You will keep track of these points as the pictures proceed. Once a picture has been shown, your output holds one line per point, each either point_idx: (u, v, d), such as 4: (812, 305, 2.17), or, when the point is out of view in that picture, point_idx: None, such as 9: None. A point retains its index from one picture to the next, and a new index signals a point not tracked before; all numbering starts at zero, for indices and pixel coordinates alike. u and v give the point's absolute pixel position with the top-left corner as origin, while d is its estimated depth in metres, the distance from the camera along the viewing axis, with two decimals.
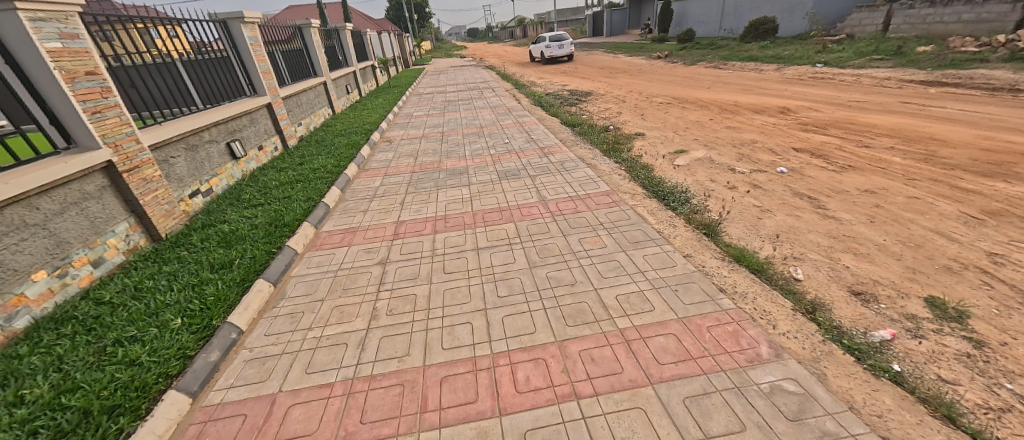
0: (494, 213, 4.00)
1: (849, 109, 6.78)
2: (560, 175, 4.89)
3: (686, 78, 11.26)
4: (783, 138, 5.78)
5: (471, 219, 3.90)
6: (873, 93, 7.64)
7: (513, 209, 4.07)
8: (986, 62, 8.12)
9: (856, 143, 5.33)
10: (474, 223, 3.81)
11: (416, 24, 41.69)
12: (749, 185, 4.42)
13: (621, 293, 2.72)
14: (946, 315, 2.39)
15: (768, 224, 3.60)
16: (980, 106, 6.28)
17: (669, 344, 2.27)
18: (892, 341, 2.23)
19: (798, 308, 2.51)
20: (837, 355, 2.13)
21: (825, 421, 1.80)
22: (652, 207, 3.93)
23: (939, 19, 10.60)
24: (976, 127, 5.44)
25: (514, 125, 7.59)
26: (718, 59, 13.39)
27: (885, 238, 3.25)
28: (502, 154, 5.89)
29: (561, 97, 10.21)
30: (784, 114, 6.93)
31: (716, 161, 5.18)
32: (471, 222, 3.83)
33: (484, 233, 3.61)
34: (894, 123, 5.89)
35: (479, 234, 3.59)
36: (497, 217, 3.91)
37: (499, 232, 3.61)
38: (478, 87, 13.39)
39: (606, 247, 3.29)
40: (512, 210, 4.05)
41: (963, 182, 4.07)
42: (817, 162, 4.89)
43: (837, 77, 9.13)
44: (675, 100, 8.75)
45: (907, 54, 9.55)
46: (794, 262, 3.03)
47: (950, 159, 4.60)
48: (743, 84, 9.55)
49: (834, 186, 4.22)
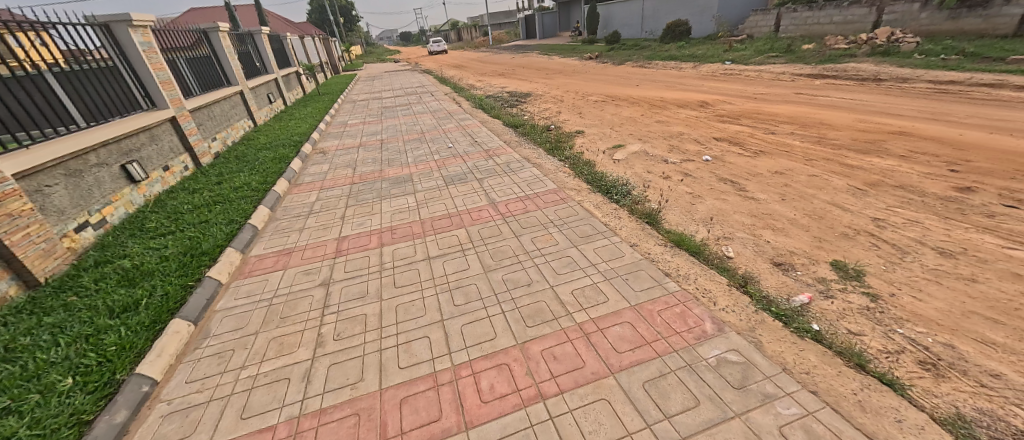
0: (443, 220, 3.90)
1: (755, 100, 7.60)
2: (507, 176, 4.89)
3: (617, 77, 11.88)
4: (705, 130, 6.31)
5: (420, 227, 3.77)
6: (773, 86, 8.63)
7: (463, 213, 4.00)
8: (855, 57, 9.55)
9: (764, 130, 5.99)
10: (425, 231, 3.69)
11: (340, 27, 39.41)
12: (681, 174, 4.75)
13: (576, 288, 2.78)
14: (848, 275, 2.76)
15: (700, 209, 3.89)
16: (855, 93, 7.34)
17: (625, 333, 2.36)
18: (810, 304, 2.51)
19: (732, 283, 2.75)
20: (768, 323, 2.36)
21: (765, 385, 1.99)
22: (597, 201, 4.08)
23: (816, 21, 12.28)
24: (854, 112, 6.35)
25: (457, 129, 7.47)
26: (643, 58, 14.32)
27: (794, 212, 3.68)
28: (447, 159, 5.76)
29: (501, 99, 10.25)
30: (704, 107, 7.56)
31: (651, 153, 5.52)
32: (420, 231, 3.69)
33: (435, 241, 3.51)
34: (792, 111, 6.69)
35: (430, 242, 3.49)
36: (448, 222, 3.82)
37: (451, 238, 3.53)
38: (415, 92, 13.03)
39: (558, 243, 3.35)
40: (461, 214, 3.99)
41: (848, 159, 4.73)
42: (734, 149, 5.40)
43: (743, 73, 10.17)
44: (609, 98, 9.19)
45: (796, 52, 10.94)
46: (725, 242, 3.31)
47: (836, 140, 5.32)
48: (667, 81, 10.30)
49: (751, 170, 4.68)
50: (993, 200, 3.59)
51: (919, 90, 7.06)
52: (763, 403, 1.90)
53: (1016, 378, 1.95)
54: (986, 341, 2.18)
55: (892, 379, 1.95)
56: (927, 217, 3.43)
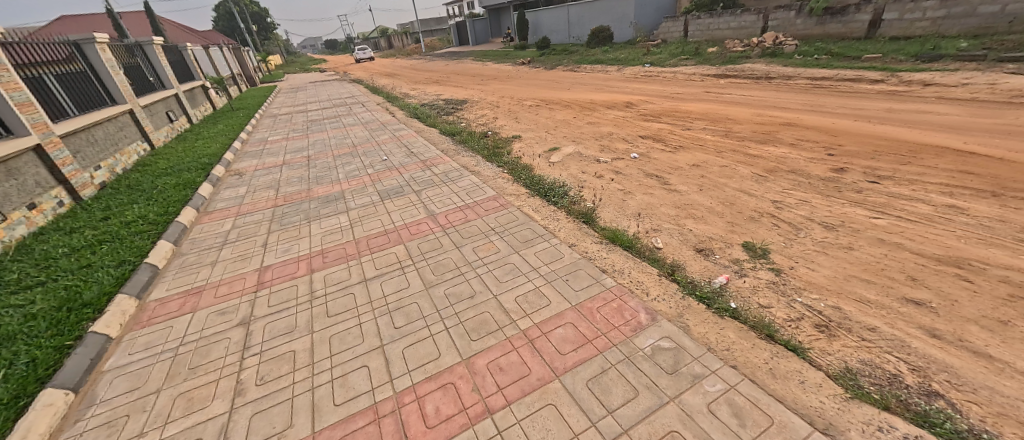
0: (378, 237, 3.73)
1: (673, 100, 8.22)
2: (445, 186, 4.81)
3: (549, 81, 12.24)
4: (631, 129, 6.70)
5: (354, 248, 3.58)
6: (686, 85, 9.40)
7: (400, 229, 3.87)
8: (752, 58, 10.70)
9: (681, 127, 6.49)
10: (359, 252, 3.50)
11: (255, 35, 36.44)
12: (612, 172, 4.99)
13: (519, 294, 2.79)
14: (757, 254, 3.13)
15: (631, 204, 4.12)
16: (753, 90, 8.23)
17: (568, 333, 2.41)
18: (727, 284, 2.82)
19: (662, 272, 2.94)
20: (693, 308, 2.57)
21: (694, 367, 2.16)
22: (536, 205, 4.14)
23: (717, 27, 13.59)
24: (753, 106, 7.11)
25: (390, 140, 7.22)
26: (572, 63, 14.87)
27: (711, 201, 4.03)
28: (381, 172, 5.54)
29: (436, 107, 10.09)
30: (629, 107, 8.02)
31: (584, 154, 5.74)
32: (353, 253, 3.50)
33: (371, 261, 3.35)
34: (704, 108, 7.34)
35: (365, 263, 3.32)
36: (384, 240, 3.67)
37: (389, 257, 3.39)
38: (345, 102, 12.42)
39: (500, 251, 3.35)
40: (398, 229, 3.85)
41: (751, 149, 5.28)
42: (658, 146, 5.79)
43: (661, 74, 10.97)
44: (542, 102, 9.42)
45: (703, 54, 12.01)
46: (654, 234, 3.53)
47: (740, 132, 5.92)
48: (595, 84, 10.79)
49: (672, 164, 5.05)
50: (861, 177, 4.21)
51: (802, 85, 8.08)
52: (693, 384, 2.05)
53: (885, 329, 2.37)
54: (863, 300, 2.60)
55: (794, 345, 2.25)
56: (815, 197, 3.94)
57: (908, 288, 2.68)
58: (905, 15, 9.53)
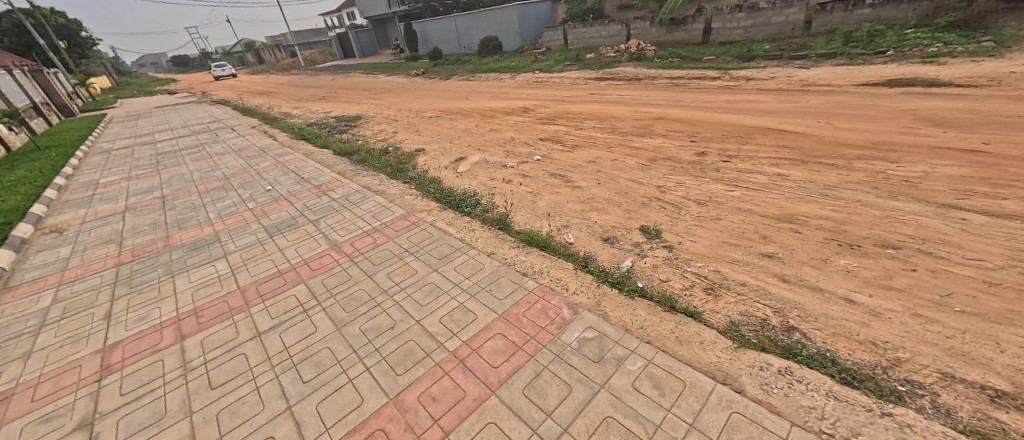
0: (270, 281, 3.30)
1: (564, 102, 8.80)
2: (347, 211, 4.46)
3: (445, 91, 12.18)
4: (531, 132, 6.98)
5: (239, 299, 3.10)
6: (574, 89, 10.15)
7: (297, 266, 3.47)
8: (624, 62, 11.97)
9: (575, 127, 6.97)
10: (247, 303, 3.05)
11: (74, 55, 29.68)
12: (519, 176, 5.14)
13: (442, 315, 2.70)
14: (652, 235, 3.56)
15: (541, 205, 4.29)
16: (629, 90, 9.21)
17: (498, 345, 2.40)
18: (633, 266, 3.15)
19: (576, 266, 3.11)
20: (608, 295, 2.77)
21: (617, 350, 2.31)
22: (448, 218, 4.07)
23: (591, 35, 14.93)
24: (631, 104, 7.96)
25: (274, 166, 6.46)
26: (466, 72, 15.02)
27: (609, 193, 4.39)
28: (265, 204, 4.92)
29: (325, 126, 9.32)
30: (526, 112, 8.37)
31: (490, 161, 5.81)
32: (239, 305, 3.03)
33: (263, 311, 2.93)
34: (592, 109, 7.99)
35: (256, 314, 2.90)
36: (278, 282, 3.26)
37: (286, 301, 3.01)
38: (211, 128, 10.77)
39: (418, 272, 3.21)
40: (295, 267, 3.45)
41: (635, 142, 5.89)
42: (557, 146, 6.13)
43: (550, 79, 11.67)
44: (441, 113, 9.32)
45: (583, 60, 13.09)
46: (565, 230, 3.73)
47: (624, 128, 6.57)
48: (491, 92, 11.03)
49: (572, 163, 5.38)
50: (718, 158, 4.97)
51: (666, 82, 9.28)
52: (618, 367, 2.20)
53: (752, 281, 2.94)
54: (734, 260, 3.17)
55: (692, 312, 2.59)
56: (689, 178, 4.55)
57: (762, 245, 3.32)
58: (726, 24, 11.86)
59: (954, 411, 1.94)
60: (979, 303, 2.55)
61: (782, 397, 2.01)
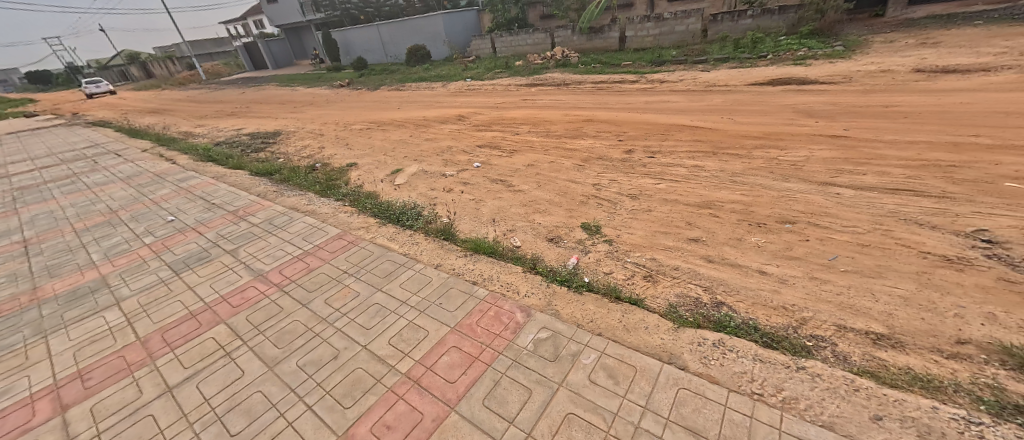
0: (181, 325, 2.94)
1: (497, 109, 8.94)
2: (271, 236, 4.14)
3: (374, 102, 11.78)
4: (468, 140, 7.00)
5: (140, 352, 2.72)
6: (505, 95, 10.35)
7: (215, 305, 3.14)
8: (551, 68, 12.46)
9: (511, 132, 7.12)
10: (150, 355, 2.68)
11: None
12: (460, 184, 5.14)
13: (391, 336, 2.61)
14: (593, 231, 3.76)
15: (484, 211, 4.34)
16: (558, 95, 9.61)
17: (453, 359, 2.39)
18: (578, 262, 3.30)
19: (526, 268, 3.20)
20: (559, 293, 2.88)
21: (570, 346, 2.41)
22: (390, 233, 3.96)
23: (519, 43, 15.34)
24: (562, 108, 8.31)
25: (177, 193, 5.78)
26: (395, 82, 14.65)
27: (549, 194, 4.56)
28: (167, 239, 4.39)
29: (241, 145, 8.55)
30: (461, 120, 8.37)
31: (429, 171, 5.74)
32: (140, 359, 2.65)
33: (173, 361, 2.60)
34: (525, 114, 8.21)
35: (163, 366, 2.56)
36: (190, 326, 2.91)
37: (202, 346, 2.70)
38: (94, 153, 9.37)
39: (360, 294, 3.07)
40: (212, 306, 3.12)
41: (568, 143, 6.16)
42: (495, 152, 6.22)
43: (482, 87, 11.79)
44: (372, 124, 9.00)
45: (513, 67, 13.40)
46: (511, 235, 3.82)
47: (557, 131, 6.85)
48: (423, 101, 10.88)
49: (511, 167, 5.50)
50: (644, 155, 5.37)
51: (591, 87, 9.82)
52: (573, 363, 2.29)
53: (683, 265, 3.22)
54: (666, 247, 3.45)
55: (635, 300, 2.79)
56: (620, 175, 4.86)
57: (688, 231, 3.65)
58: (638, 32, 12.83)
59: (850, 356, 2.31)
60: (858, 262, 3.05)
61: (719, 367, 2.24)
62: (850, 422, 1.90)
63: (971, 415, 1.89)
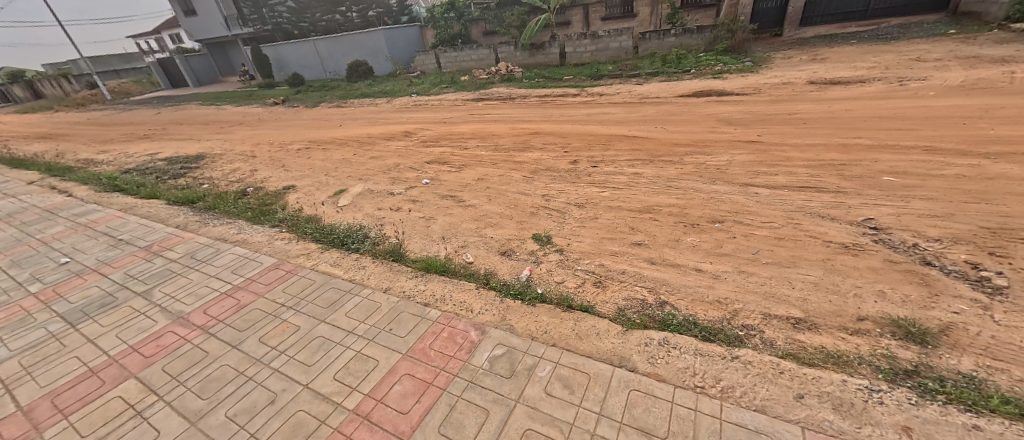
0: (79, 386, 2.59)
1: (444, 124, 8.91)
2: (193, 273, 3.80)
3: (314, 120, 11.29)
4: (415, 156, 6.90)
5: (21, 425, 2.35)
6: (452, 110, 10.34)
7: (122, 357, 2.81)
8: (497, 83, 12.67)
9: (459, 147, 7.12)
10: (36, 427, 2.32)
11: None
12: (409, 202, 5.05)
13: (336, 371, 2.49)
14: (544, 241, 3.84)
15: (435, 228, 4.29)
16: (505, 108, 9.78)
17: (406, 387, 2.32)
18: (531, 274, 3.36)
19: (479, 285, 3.20)
20: (512, 307, 2.91)
21: (526, 360, 2.43)
22: (333, 258, 3.79)
23: (464, 59, 15.48)
24: (509, 122, 8.45)
25: (76, 230, 5.14)
26: (336, 98, 14.16)
27: (500, 207, 4.60)
28: (59, 286, 3.87)
29: (159, 171, 7.81)
30: (407, 136, 8.24)
31: (375, 190, 5.59)
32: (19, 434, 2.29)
33: (66, 430, 2.28)
34: (473, 128, 8.25)
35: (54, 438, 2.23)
36: (90, 386, 2.57)
37: (105, 409, 2.39)
38: None
39: (301, 328, 2.90)
40: (119, 360, 2.79)
41: (516, 156, 6.27)
42: (444, 168, 6.18)
43: (429, 102, 11.71)
44: (312, 144, 8.61)
45: (459, 82, 13.47)
46: (463, 251, 3.81)
47: (505, 144, 6.95)
48: (367, 118, 10.59)
49: (461, 182, 5.49)
50: (588, 165, 5.59)
51: (536, 100, 10.10)
52: (529, 377, 2.31)
53: (629, 268, 3.37)
54: (613, 253, 3.60)
55: (586, 307, 2.88)
56: (567, 185, 5.03)
57: (632, 235, 3.84)
58: (577, 48, 13.42)
59: (776, 342, 2.54)
60: (779, 254, 3.37)
61: (666, 365, 2.36)
62: (778, 403, 2.08)
63: (872, 384, 2.16)
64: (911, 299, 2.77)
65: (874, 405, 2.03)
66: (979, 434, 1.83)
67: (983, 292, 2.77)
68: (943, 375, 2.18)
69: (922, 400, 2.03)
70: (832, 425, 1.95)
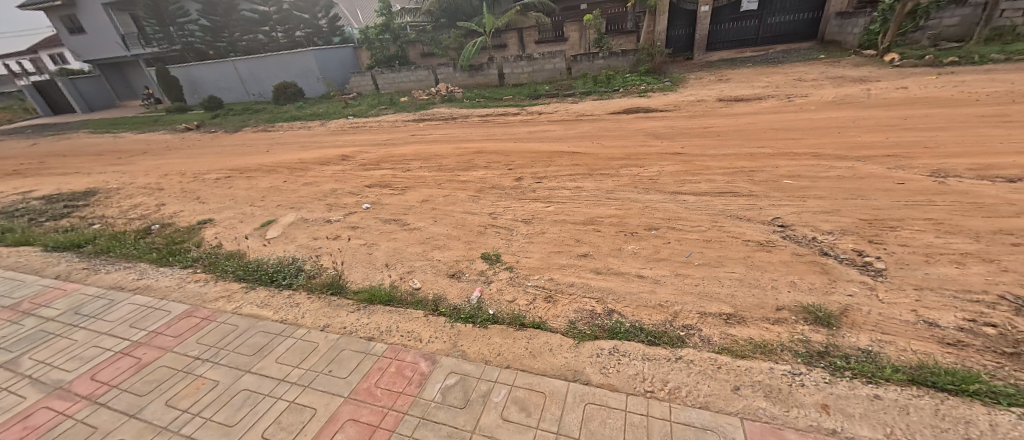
0: None
1: (385, 146, 8.67)
2: (79, 331, 3.26)
3: (237, 146, 10.44)
4: (354, 180, 6.61)
5: None
6: (392, 132, 10.09)
7: None
8: (437, 104, 12.64)
9: (401, 169, 6.95)
10: None
11: None
12: (348, 229, 4.80)
13: (266, 427, 2.24)
14: (493, 259, 3.81)
15: (379, 255, 4.10)
16: (447, 128, 9.74)
17: (350, 433, 2.14)
18: (482, 295, 3.30)
19: (427, 311, 3.08)
20: (464, 331, 2.83)
21: (480, 386, 2.36)
22: (260, 299, 3.45)
23: (402, 80, 15.31)
24: (452, 141, 8.41)
25: None
26: (262, 122, 13.24)
27: (446, 228, 4.52)
28: None
29: (37, 211, 6.72)
30: (345, 160, 7.89)
31: (309, 219, 5.25)
32: None
33: None
34: (415, 149, 8.10)
35: None
36: None
37: None
38: None
39: (221, 383, 2.59)
40: None
41: (461, 176, 6.24)
42: (385, 191, 5.97)
43: (367, 124, 11.35)
44: (233, 172, 7.93)
45: (398, 103, 13.25)
46: (409, 277, 3.66)
47: (449, 164, 6.89)
48: (298, 143, 10.00)
49: (404, 205, 5.33)
50: (532, 181, 5.70)
51: (478, 120, 10.19)
52: (485, 404, 2.24)
53: (576, 280, 3.44)
54: (561, 266, 3.66)
55: (537, 323, 2.87)
56: (512, 202, 5.07)
57: (577, 247, 3.94)
58: (514, 70, 13.85)
59: (713, 338, 2.70)
60: (708, 255, 3.64)
61: (617, 373, 2.40)
62: (719, 398, 2.20)
63: (794, 368, 2.37)
64: (818, 286, 3.12)
65: (797, 387, 2.22)
66: (880, 403, 2.09)
67: (871, 274, 3.19)
68: (849, 353, 2.46)
69: (835, 379, 2.27)
70: (766, 412, 2.09)
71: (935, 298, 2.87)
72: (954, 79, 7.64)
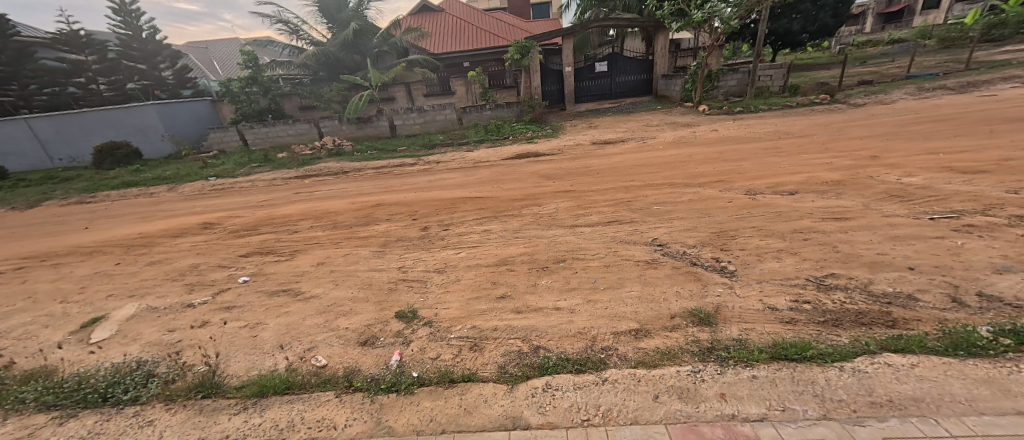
0: None
1: (262, 207, 7.66)
2: None
3: (38, 225, 8.05)
4: (225, 251, 5.65)
5: None
6: (269, 191, 9.00)
7: None
8: (322, 158, 11.77)
9: (287, 231, 6.19)
10: None
11: None
12: (221, 310, 4.03)
13: None
14: (408, 317, 3.59)
15: (268, 335, 3.51)
16: (337, 183, 9.10)
17: None
18: (402, 358, 3.06)
19: (340, 390, 2.73)
20: (387, 403, 2.57)
21: None
22: (85, 429, 2.62)
23: (276, 134, 13.96)
24: (345, 196, 7.87)
25: None
26: (76, 192, 10.49)
27: (352, 291, 4.13)
28: None
29: None
30: (209, 228, 6.72)
31: (161, 306, 4.25)
32: None
33: None
34: (302, 208, 7.35)
35: None
36: None
37: None
38: None
39: None
40: None
41: (361, 231, 5.84)
42: (268, 258, 5.23)
43: (235, 184, 9.93)
44: (30, 261, 6.05)
45: (273, 160, 11.96)
46: (311, 354, 3.20)
47: (345, 220, 6.41)
48: (137, 213, 8.19)
49: (294, 271, 4.73)
50: (439, 229, 5.64)
51: (370, 172, 9.77)
52: None
53: (499, 323, 3.45)
54: (481, 312, 3.64)
55: (466, 376, 2.77)
56: (422, 252, 4.92)
57: (493, 289, 3.99)
58: (405, 121, 13.89)
59: (627, 354, 2.97)
60: (608, 279, 4.05)
61: (553, 410, 2.44)
62: (644, 410, 2.39)
63: (694, 367, 2.74)
64: (695, 292, 3.70)
65: (700, 383, 2.56)
66: (757, 381, 2.54)
67: (727, 276, 3.92)
68: (727, 344, 2.96)
69: (723, 369, 2.69)
70: (681, 413, 2.36)
71: (771, 287, 3.66)
72: (746, 122, 10.22)
